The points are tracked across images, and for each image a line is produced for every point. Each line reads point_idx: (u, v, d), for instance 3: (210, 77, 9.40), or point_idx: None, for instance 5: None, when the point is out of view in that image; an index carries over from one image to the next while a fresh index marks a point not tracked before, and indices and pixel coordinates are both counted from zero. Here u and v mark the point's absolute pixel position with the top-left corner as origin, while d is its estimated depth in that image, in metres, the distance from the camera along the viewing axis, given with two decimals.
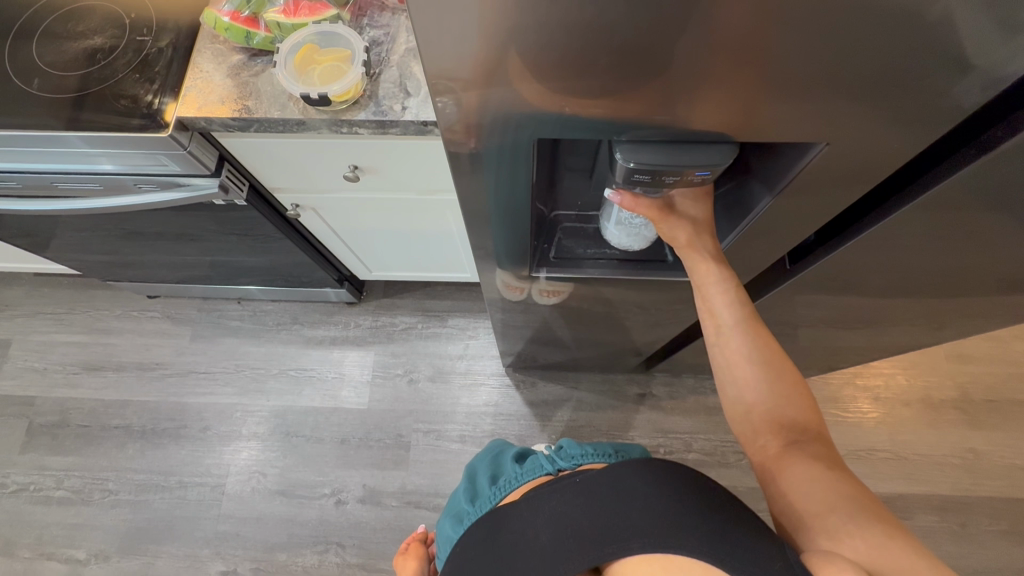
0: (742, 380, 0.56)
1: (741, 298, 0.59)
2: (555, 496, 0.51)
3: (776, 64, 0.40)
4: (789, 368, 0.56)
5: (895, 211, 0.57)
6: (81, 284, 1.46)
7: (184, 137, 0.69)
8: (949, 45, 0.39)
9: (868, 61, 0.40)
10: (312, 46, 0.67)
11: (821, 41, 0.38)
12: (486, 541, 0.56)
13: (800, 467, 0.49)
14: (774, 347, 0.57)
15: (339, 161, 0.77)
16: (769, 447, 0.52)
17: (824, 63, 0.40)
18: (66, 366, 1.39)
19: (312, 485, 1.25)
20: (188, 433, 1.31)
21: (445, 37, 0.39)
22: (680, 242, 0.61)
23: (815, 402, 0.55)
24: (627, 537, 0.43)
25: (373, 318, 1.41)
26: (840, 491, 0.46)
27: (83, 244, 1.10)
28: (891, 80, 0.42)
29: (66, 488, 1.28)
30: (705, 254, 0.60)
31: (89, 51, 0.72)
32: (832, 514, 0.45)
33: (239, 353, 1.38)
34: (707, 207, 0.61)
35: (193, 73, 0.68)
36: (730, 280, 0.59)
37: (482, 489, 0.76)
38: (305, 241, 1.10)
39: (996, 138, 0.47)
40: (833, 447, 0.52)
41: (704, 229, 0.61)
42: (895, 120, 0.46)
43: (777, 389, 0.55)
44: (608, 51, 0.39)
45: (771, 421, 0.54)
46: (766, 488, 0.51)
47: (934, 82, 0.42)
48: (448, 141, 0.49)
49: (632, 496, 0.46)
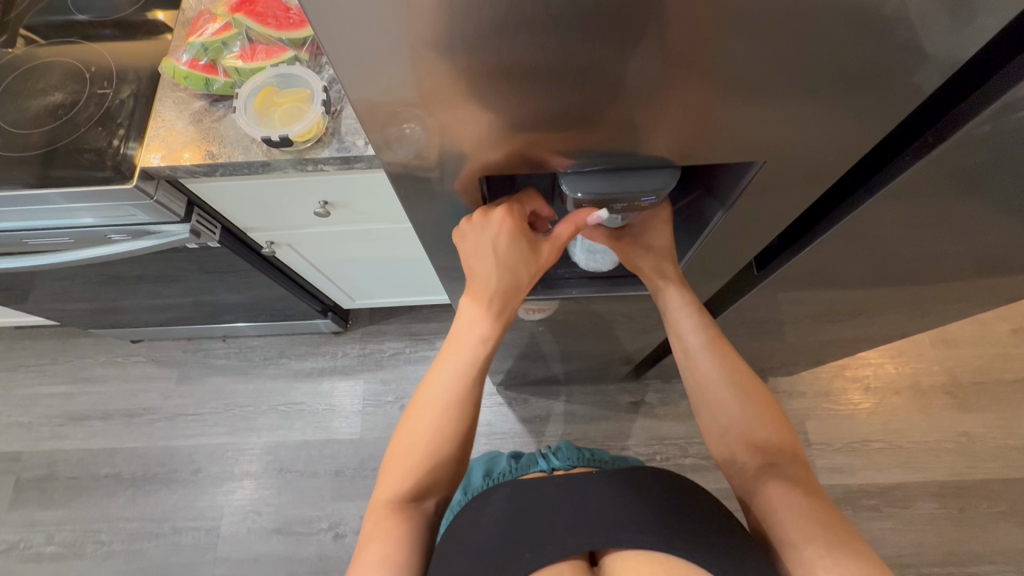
0: (716, 404, 0.58)
1: (705, 321, 0.61)
2: (564, 488, 0.53)
3: (723, 70, 0.41)
4: (761, 388, 0.58)
5: (849, 213, 0.60)
6: (63, 333, 1.45)
7: (149, 185, 0.69)
8: (892, 40, 0.39)
9: (815, 58, 0.40)
10: (272, 89, 0.68)
11: (772, 45, 0.39)
12: (478, 511, 0.54)
13: (776, 491, 0.51)
14: (743, 369, 0.59)
15: (309, 198, 0.78)
16: (747, 468, 0.55)
17: (782, 64, 0.41)
18: (51, 418, 1.37)
19: (309, 521, 1.23)
20: (180, 477, 1.30)
21: (394, 68, 0.39)
22: (642, 269, 0.62)
23: (787, 418, 0.57)
24: (638, 532, 0.46)
25: (360, 346, 1.40)
26: (815, 518, 0.48)
27: (62, 294, 1.09)
28: (847, 76, 0.42)
29: (57, 543, 1.25)
30: (668, 279, 0.62)
31: (51, 107, 0.72)
32: (807, 541, 0.46)
33: (227, 392, 1.37)
34: (670, 235, 0.59)
35: (156, 122, 0.69)
36: (693, 305, 0.61)
37: (475, 480, 0.77)
38: (285, 275, 1.10)
39: (927, 143, 0.50)
40: (809, 467, 0.54)
41: (665, 257, 0.61)
42: (848, 114, 0.46)
43: (749, 409, 0.57)
44: (556, 74, 0.40)
45: (745, 442, 0.56)
46: (749, 510, 0.53)
47: (880, 76, 0.42)
48: (410, 169, 0.49)
49: (643, 499, 0.50)
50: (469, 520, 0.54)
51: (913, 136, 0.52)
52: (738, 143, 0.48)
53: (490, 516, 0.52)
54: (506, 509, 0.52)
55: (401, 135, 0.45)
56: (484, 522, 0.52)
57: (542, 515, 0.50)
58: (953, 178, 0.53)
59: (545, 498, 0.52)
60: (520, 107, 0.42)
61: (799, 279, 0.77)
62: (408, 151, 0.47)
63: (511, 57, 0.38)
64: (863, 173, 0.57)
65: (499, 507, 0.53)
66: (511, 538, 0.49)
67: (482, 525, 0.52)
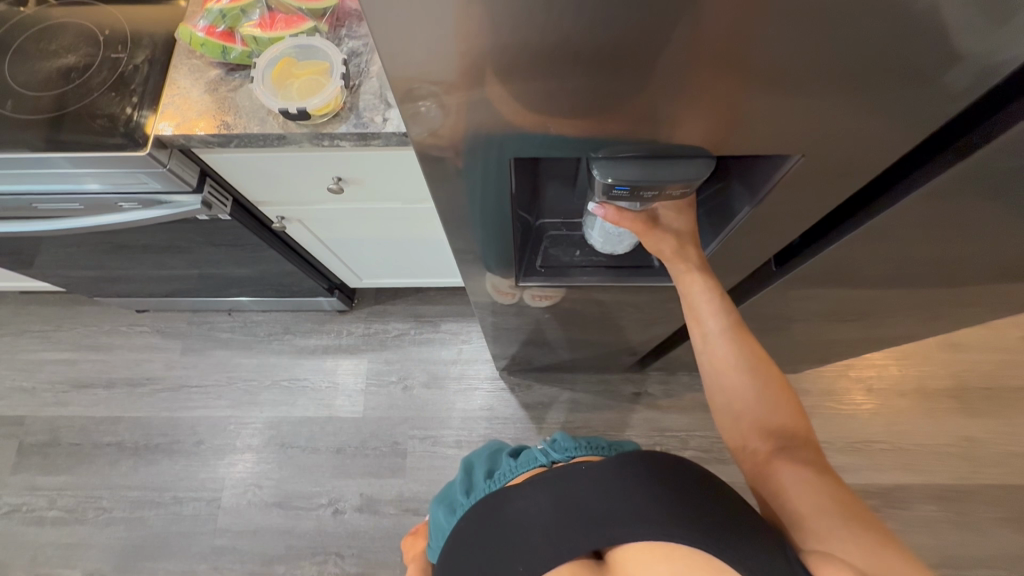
0: (731, 389, 0.57)
1: (723, 305, 0.60)
2: (560, 484, 0.51)
3: (761, 63, 0.40)
4: (777, 373, 0.57)
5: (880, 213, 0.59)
6: (67, 300, 1.45)
7: (162, 154, 0.68)
8: (934, 38, 0.38)
9: (854, 54, 0.39)
10: (289, 59, 0.67)
11: (808, 39, 0.38)
12: (484, 518, 0.54)
13: (791, 474, 0.50)
14: (758, 353, 0.58)
15: (323, 173, 0.77)
16: (759, 453, 0.54)
17: (816, 58, 0.39)
18: (55, 384, 1.37)
19: (308, 496, 1.24)
20: (181, 448, 1.30)
21: (423, 43, 0.38)
22: (666, 254, 0.61)
23: (801, 404, 0.56)
24: (634, 524, 0.45)
25: (365, 325, 1.40)
26: (831, 499, 0.48)
27: (69, 261, 1.09)
28: (879, 75, 0.41)
29: (59, 507, 1.27)
30: (689, 264, 0.61)
31: (63, 69, 0.71)
32: (823, 519, 0.47)
33: (231, 365, 1.38)
34: (690, 217, 0.61)
35: (171, 89, 0.67)
36: (713, 288, 0.60)
37: (476, 481, 0.71)
38: (293, 251, 1.09)
39: (972, 143, 0.49)
40: (821, 452, 0.54)
41: (688, 239, 0.62)
42: (881, 113, 0.45)
43: (765, 394, 0.56)
44: (590, 58, 0.39)
45: (759, 427, 0.55)
46: (761, 494, 0.53)
47: (918, 75, 0.41)
48: (432, 147, 0.49)
49: (638, 483, 0.48)
50: (476, 532, 0.54)
51: (955, 137, 0.50)
52: (763, 137, 0.47)
53: (493, 526, 0.52)
54: (506, 514, 0.52)
55: (417, 112, 0.45)
56: (488, 536, 0.52)
57: (539, 515, 0.49)
58: (987, 181, 0.52)
59: (540, 496, 0.51)
60: (540, 91, 0.42)
61: (813, 277, 0.76)
62: (421, 128, 0.46)
63: (533, 40, 0.37)
64: (898, 174, 0.56)
65: (501, 517, 0.52)
66: (512, 547, 0.49)
67: (487, 533, 0.52)
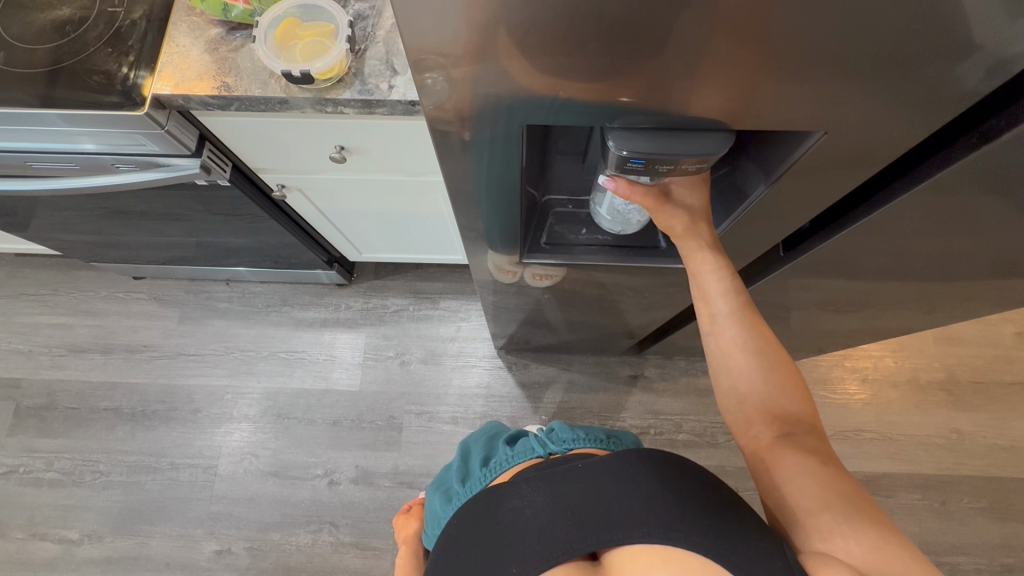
0: (737, 371, 0.57)
1: (734, 287, 0.60)
2: (556, 481, 0.51)
3: (779, 44, 0.38)
4: (785, 357, 0.58)
5: (892, 200, 0.57)
6: (63, 265, 1.43)
7: (161, 115, 0.66)
8: (957, 25, 0.37)
9: (875, 40, 0.38)
10: (294, 20, 0.65)
11: (830, 20, 0.37)
12: (476, 517, 0.53)
13: (793, 460, 0.51)
14: (767, 337, 0.58)
15: (325, 141, 0.75)
16: (762, 438, 0.54)
17: (835, 42, 0.38)
18: (51, 348, 1.37)
19: (304, 466, 1.25)
20: (179, 416, 1.31)
21: (432, 11, 0.36)
22: (677, 231, 0.60)
23: (808, 391, 0.57)
24: (632, 527, 0.45)
25: (364, 300, 1.39)
26: (832, 488, 0.48)
27: (65, 224, 1.07)
28: (899, 63, 0.40)
29: (57, 470, 1.27)
30: (702, 242, 0.60)
31: (58, 23, 0.69)
32: (822, 511, 0.46)
33: (228, 335, 1.37)
34: (704, 193, 0.60)
35: (169, 47, 0.65)
36: (726, 269, 0.60)
37: (472, 469, 0.71)
38: (292, 221, 1.08)
39: (997, 127, 0.47)
40: (825, 440, 0.54)
41: (701, 215, 0.61)
42: (900, 100, 0.44)
43: (771, 379, 0.56)
44: (602, 33, 0.38)
45: (764, 412, 0.55)
46: (760, 479, 0.53)
47: (939, 64, 0.40)
48: (438, 120, 0.47)
49: (636, 484, 0.47)
50: (468, 532, 0.52)
51: (977, 121, 0.48)
52: (778, 121, 0.46)
53: (485, 525, 0.51)
54: (499, 513, 0.51)
55: (423, 84, 0.43)
56: (479, 536, 0.51)
57: (534, 515, 0.49)
58: (1005, 172, 0.51)
59: (536, 497, 0.50)
60: (548, 68, 0.41)
61: (817, 267, 0.75)
62: (427, 102, 0.45)
63: (544, 13, 0.36)
64: (914, 160, 0.55)
65: (495, 513, 0.51)
66: (504, 549, 0.48)
67: (480, 530, 0.51)
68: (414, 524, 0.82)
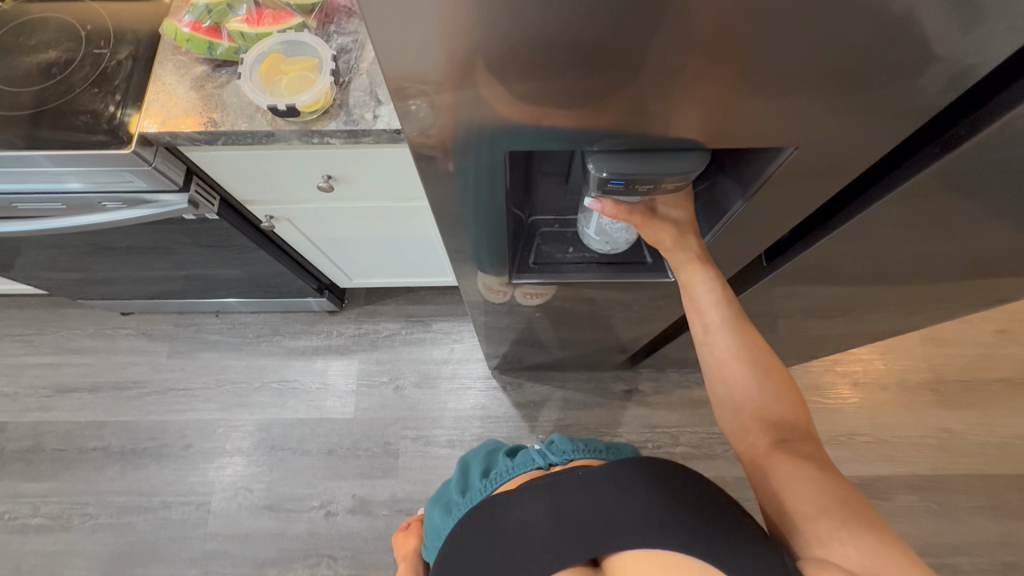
0: (733, 379, 0.58)
1: (725, 296, 0.61)
2: (556, 489, 0.51)
3: (750, 62, 0.40)
4: (778, 365, 0.58)
5: (865, 209, 0.59)
6: (49, 303, 1.42)
7: (148, 152, 0.67)
8: (918, 38, 0.38)
9: (840, 54, 0.39)
10: (278, 55, 0.66)
11: (798, 39, 0.38)
12: (482, 526, 0.54)
13: (790, 466, 0.51)
14: (759, 344, 0.59)
15: (312, 171, 0.76)
16: (759, 445, 0.55)
17: (805, 58, 0.40)
18: (37, 389, 1.35)
19: (299, 498, 1.23)
20: (170, 452, 1.28)
21: (412, 42, 0.38)
22: (666, 244, 0.62)
23: (802, 398, 0.57)
24: (632, 533, 0.45)
25: (356, 325, 1.39)
26: (830, 494, 0.48)
27: (51, 263, 1.07)
28: (867, 75, 0.42)
29: (44, 515, 1.24)
30: (690, 254, 0.62)
31: (44, 65, 0.69)
32: (821, 517, 0.47)
33: (219, 367, 1.36)
34: (688, 205, 0.61)
35: (156, 86, 0.66)
36: (715, 279, 0.61)
37: (471, 481, 0.71)
38: (282, 251, 1.08)
39: (960, 136, 0.49)
40: (821, 446, 0.54)
41: (688, 226, 0.62)
42: (872, 110, 0.45)
43: (766, 386, 0.57)
44: (578, 59, 0.39)
45: (760, 419, 0.56)
46: (759, 487, 0.53)
47: (904, 74, 0.42)
48: (423, 146, 0.48)
49: (634, 489, 0.47)
50: (475, 541, 0.53)
51: (940, 131, 0.50)
52: (756, 135, 0.48)
53: (492, 534, 0.52)
54: (506, 521, 0.52)
55: (407, 111, 0.44)
56: (487, 545, 0.52)
57: (538, 523, 0.49)
58: (972, 176, 0.53)
59: (538, 505, 0.51)
60: (529, 90, 0.42)
61: (802, 275, 0.77)
62: (411, 128, 0.46)
63: (521, 39, 0.37)
64: (885, 168, 0.56)
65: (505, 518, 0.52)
66: (510, 557, 0.49)
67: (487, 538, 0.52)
68: (414, 540, 0.81)
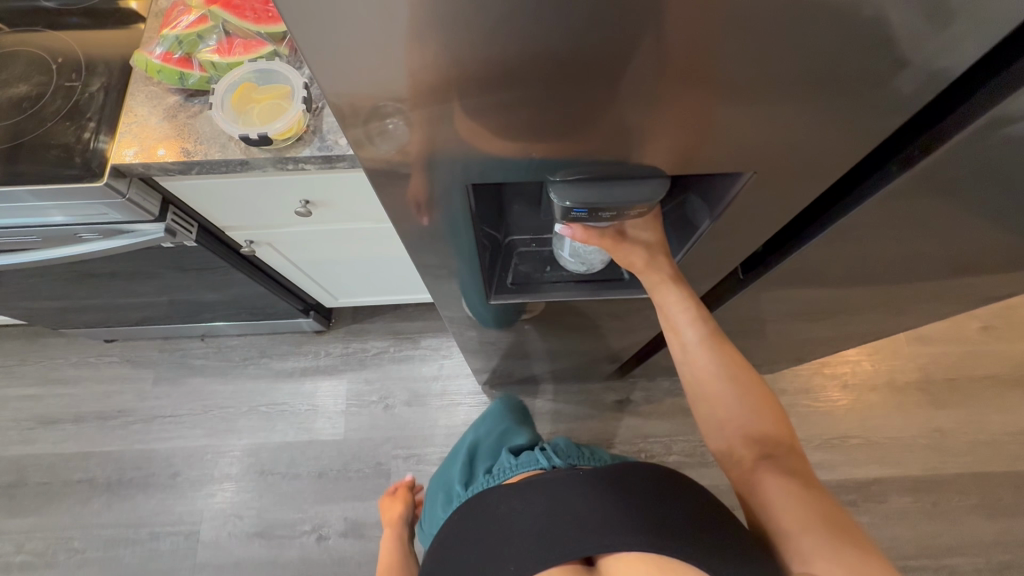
0: (714, 399, 0.58)
1: (701, 315, 0.61)
2: (554, 490, 0.51)
3: (722, 70, 0.40)
4: (757, 380, 0.58)
5: (833, 223, 0.61)
6: (31, 334, 1.40)
7: (121, 183, 0.66)
8: (887, 40, 0.39)
9: (811, 58, 0.39)
10: (249, 84, 0.66)
11: (771, 48, 0.38)
12: (474, 519, 0.53)
13: (774, 481, 0.51)
14: (738, 361, 0.59)
15: (290, 197, 0.76)
16: (744, 461, 0.55)
17: (780, 66, 0.40)
18: (20, 421, 1.32)
19: (290, 524, 1.21)
20: (157, 481, 1.26)
21: (383, 60, 0.37)
22: (637, 267, 0.61)
23: (784, 413, 0.58)
24: (624, 534, 0.45)
25: (344, 345, 1.38)
26: (816, 512, 0.48)
27: (30, 293, 1.05)
28: (841, 80, 0.42)
29: (27, 551, 1.21)
30: (664, 275, 0.61)
31: (15, 99, 0.69)
32: (807, 534, 0.47)
33: (206, 393, 1.34)
34: (658, 228, 0.60)
35: (128, 117, 0.66)
36: (688, 298, 0.61)
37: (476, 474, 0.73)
38: (264, 274, 1.07)
39: (912, 155, 0.51)
40: (806, 460, 0.54)
41: (659, 249, 0.61)
42: (847, 112, 0.45)
43: (747, 403, 0.57)
44: (550, 75, 0.39)
45: (744, 434, 0.56)
46: (748, 502, 0.53)
47: (876, 77, 0.42)
48: (400, 163, 0.48)
49: (631, 494, 0.48)
50: (466, 533, 0.53)
51: (896, 150, 0.53)
52: (734, 145, 0.48)
53: (485, 523, 0.52)
54: (500, 511, 0.52)
55: (383, 129, 0.44)
56: (478, 534, 0.51)
57: (533, 515, 0.49)
58: (952, 175, 0.53)
59: (534, 502, 0.50)
60: (506, 105, 0.42)
61: (784, 280, 0.77)
62: (389, 145, 0.46)
63: (495, 55, 0.37)
64: (865, 170, 0.56)
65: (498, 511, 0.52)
66: (501, 549, 0.49)
67: (478, 533, 0.52)
68: (403, 510, 0.93)
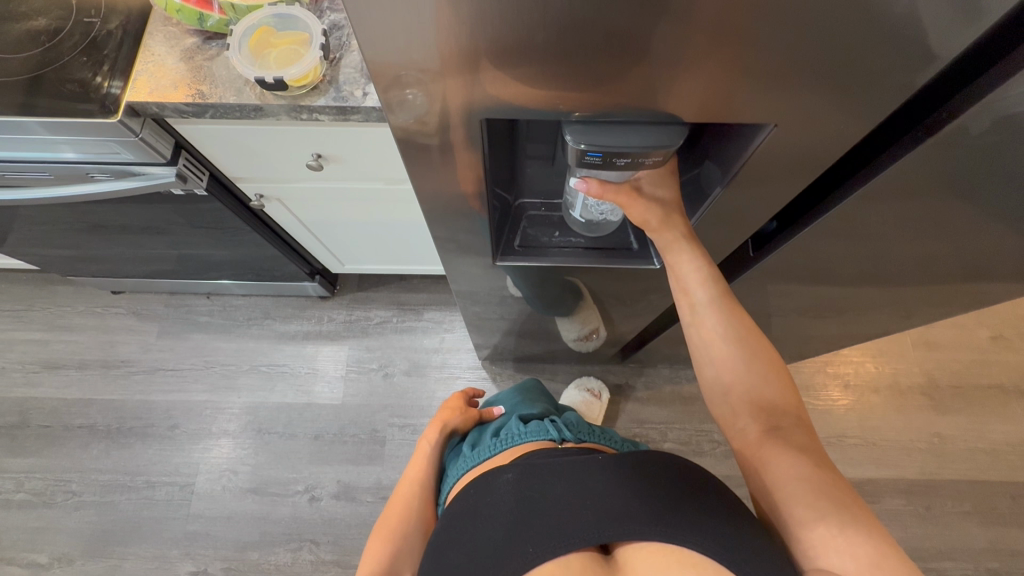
0: (722, 363, 0.58)
1: (712, 275, 0.60)
2: (574, 473, 0.52)
3: (749, 50, 0.39)
4: (766, 345, 0.58)
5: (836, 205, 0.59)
6: (42, 279, 1.42)
7: (135, 123, 0.66)
8: (914, 38, 0.39)
9: (837, 47, 0.39)
10: (267, 30, 0.66)
11: (803, 30, 0.38)
12: (484, 497, 0.54)
13: (784, 459, 0.51)
14: (748, 324, 0.59)
15: (302, 150, 0.75)
16: (750, 432, 0.55)
17: (809, 48, 0.39)
18: (25, 365, 1.34)
19: (285, 483, 1.22)
20: (155, 432, 1.28)
21: (410, 26, 0.38)
22: (651, 225, 0.60)
23: (792, 382, 0.57)
24: (647, 524, 0.45)
25: (348, 312, 1.39)
26: (825, 493, 0.48)
27: (43, 239, 1.06)
28: (873, 70, 0.41)
29: (27, 491, 1.24)
30: (677, 234, 0.60)
31: (32, 33, 0.69)
32: (816, 519, 0.46)
33: (208, 349, 1.35)
34: (675, 186, 0.60)
35: (145, 56, 0.66)
36: (702, 258, 0.60)
37: (483, 439, 0.74)
38: (273, 233, 1.07)
39: (939, 120, 0.47)
40: (813, 432, 0.54)
41: (674, 207, 0.60)
42: (869, 108, 0.45)
43: (755, 369, 0.57)
44: (571, 46, 0.39)
45: (750, 403, 0.56)
46: (751, 475, 0.53)
47: (899, 76, 0.42)
48: (418, 133, 0.49)
49: (655, 485, 0.49)
50: (474, 513, 0.53)
51: (920, 118, 0.49)
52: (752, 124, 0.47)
53: (498, 504, 0.52)
54: (514, 494, 0.52)
55: (403, 99, 0.45)
56: (491, 513, 0.51)
57: (551, 498, 0.50)
58: (980, 171, 0.51)
59: (556, 483, 0.51)
60: (526, 77, 0.42)
61: (793, 272, 0.77)
62: (408, 116, 0.46)
63: (519, 24, 0.38)
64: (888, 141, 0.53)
65: (508, 492, 0.52)
66: (517, 528, 0.48)
67: (489, 514, 0.51)
68: (457, 420, 0.80)
